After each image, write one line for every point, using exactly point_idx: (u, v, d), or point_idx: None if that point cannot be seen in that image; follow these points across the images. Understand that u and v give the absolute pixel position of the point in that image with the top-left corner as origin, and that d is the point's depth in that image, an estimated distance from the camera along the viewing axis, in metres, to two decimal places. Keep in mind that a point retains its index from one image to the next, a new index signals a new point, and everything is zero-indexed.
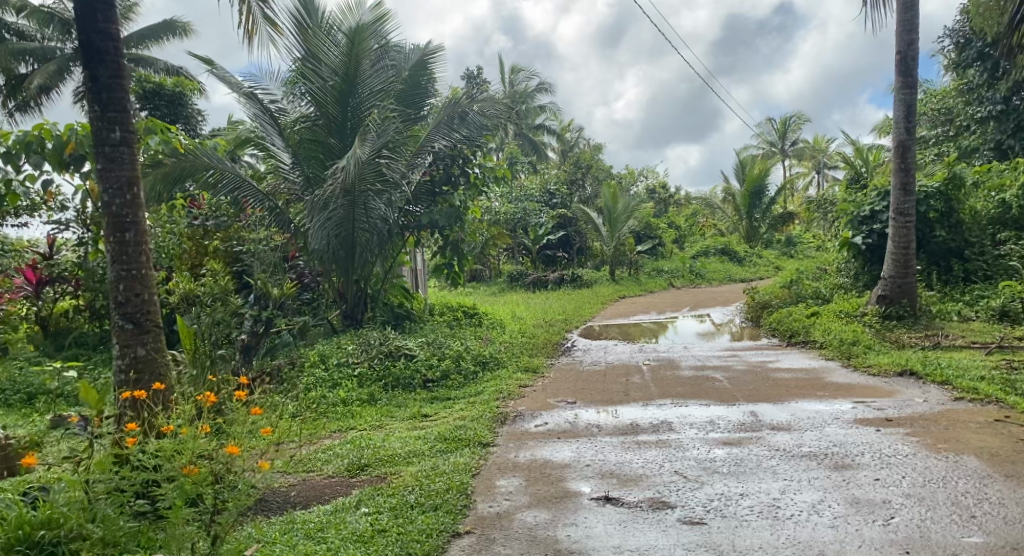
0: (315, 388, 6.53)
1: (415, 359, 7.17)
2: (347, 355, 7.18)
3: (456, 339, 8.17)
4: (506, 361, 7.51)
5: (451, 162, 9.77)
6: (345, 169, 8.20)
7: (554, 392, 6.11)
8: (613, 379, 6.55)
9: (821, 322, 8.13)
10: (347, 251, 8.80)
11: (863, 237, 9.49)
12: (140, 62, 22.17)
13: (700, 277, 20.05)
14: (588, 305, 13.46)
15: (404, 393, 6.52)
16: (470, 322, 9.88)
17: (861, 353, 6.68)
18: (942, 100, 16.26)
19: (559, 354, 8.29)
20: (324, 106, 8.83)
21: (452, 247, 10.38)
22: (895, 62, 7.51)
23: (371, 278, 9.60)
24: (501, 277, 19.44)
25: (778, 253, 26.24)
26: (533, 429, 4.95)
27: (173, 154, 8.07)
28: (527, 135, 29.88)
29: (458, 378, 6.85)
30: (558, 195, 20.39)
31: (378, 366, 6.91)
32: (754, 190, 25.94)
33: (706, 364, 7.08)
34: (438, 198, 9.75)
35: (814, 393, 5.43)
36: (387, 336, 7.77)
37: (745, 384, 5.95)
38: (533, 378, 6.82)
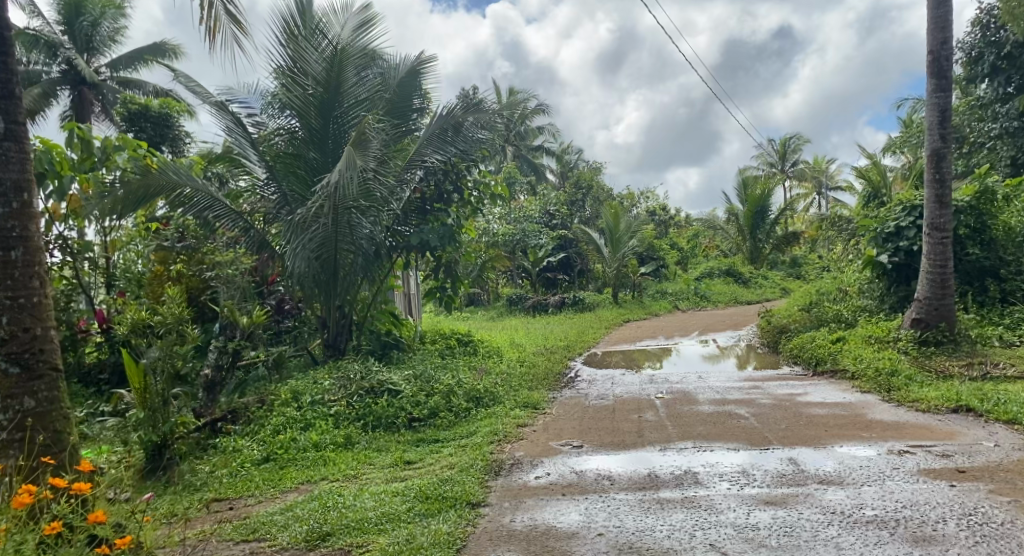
0: (286, 430, 5.78)
1: (400, 394, 6.41)
2: (324, 390, 6.42)
3: (448, 370, 7.41)
4: (502, 395, 6.74)
5: (443, 178, 9.10)
6: (329, 188, 7.51)
7: (555, 433, 5.36)
8: (622, 416, 5.79)
9: (849, 348, 7.39)
10: (329, 275, 8.05)
11: (889, 255, 8.80)
12: (129, 85, 21.77)
13: (705, 299, 19.32)
14: (591, 330, 12.69)
15: (386, 435, 5.76)
16: (464, 351, 9.12)
17: (904, 385, 5.92)
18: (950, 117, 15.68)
19: (561, 386, 7.52)
20: (306, 118, 8.16)
21: (445, 269, 9.66)
22: (927, 63, 6.88)
23: (357, 304, 8.85)
24: (500, 301, 18.74)
25: (784, 275, 25.55)
26: (532, 482, 4.18)
27: (141, 173, 7.43)
28: (525, 157, 29.41)
29: (448, 416, 6.10)
30: (558, 216, 19.75)
31: (357, 405, 6.16)
32: (758, 210, 25.33)
33: (725, 397, 6.31)
34: (429, 217, 9.05)
35: (859, 434, 4.65)
36: (370, 367, 7.02)
37: (775, 423, 5.17)
38: (533, 415, 6.05)
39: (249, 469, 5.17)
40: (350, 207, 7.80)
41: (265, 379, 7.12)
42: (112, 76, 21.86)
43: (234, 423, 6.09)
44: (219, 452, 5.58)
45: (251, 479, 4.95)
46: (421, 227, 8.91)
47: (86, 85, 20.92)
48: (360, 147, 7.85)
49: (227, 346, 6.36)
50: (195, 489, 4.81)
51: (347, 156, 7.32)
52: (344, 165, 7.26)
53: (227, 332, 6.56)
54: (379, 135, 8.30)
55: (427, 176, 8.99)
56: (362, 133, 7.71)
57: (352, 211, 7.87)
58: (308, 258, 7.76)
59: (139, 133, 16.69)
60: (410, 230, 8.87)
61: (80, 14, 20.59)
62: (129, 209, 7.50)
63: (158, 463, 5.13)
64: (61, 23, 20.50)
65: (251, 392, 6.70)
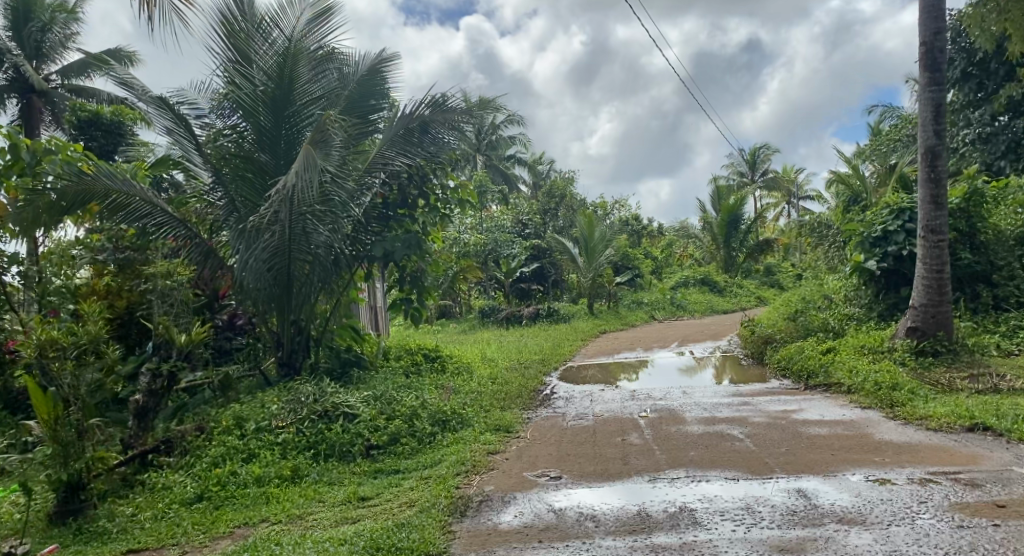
0: (224, 463, 5.07)
1: (357, 419, 5.79)
2: (272, 416, 5.76)
3: (411, 390, 6.77)
4: (471, 417, 6.13)
5: (407, 182, 8.42)
6: (284, 191, 6.84)
7: (529, 462, 4.76)
8: (603, 439, 5.22)
9: (842, 359, 6.94)
10: (283, 288, 7.38)
11: (877, 260, 8.43)
12: (81, 93, 20.78)
13: (682, 309, 18.95)
14: (567, 343, 12.13)
15: (339, 468, 5.13)
16: (431, 368, 8.47)
17: (908, 399, 5.44)
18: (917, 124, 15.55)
19: (536, 405, 6.94)
20: (254, 116, 7.48)
21: (410, 279, 8.98)
22: (920, 55, 6.52)
23: (314, 317, 8.16)
24: (472, 313, 18.14)
25: (758, 284, 25.36)
26: (505, 526, 3.57)
27: (76, 176, 6.67)
28: (496, 167, 28.88)
29: (410, 443, 5.49)
30: (530, 225, 19.11)
31: (308, 433, 5.52)
32: (731, 219, 25.12)
33: (714, 416, 5.77)
34: (392, 223, 8.39)
35: (870, 459, 4.14)
36: (325, 388, 6.37)
37: (775, 446, 4.63)
38: (505, 440, 5.46)
39: (178, 510, 4.47)
40: (306, 213, 7.14)
41: (207, 403, 6.41)
42: (63, 85, 20.86)
43: (168, 455, 5.37)
44: (147, 490, 4.85)
45: (179, 524, 4.25)
46: (383, 235, 8.24)
47: (35, 93, 19.87)
48: (318, 146, 7.21)
49: (160, 368, 5.66)
50: (111, 537, 4.09)
51: (302, 158, 6.67)
52: (299, 167, 6.60)
53: (161, 352, 5.86)
54: (339, 137, 7.66)
55: (391, 180, 8.33)
56: (319, 131, 7.07)
57: (309, 216, 7.21)
58: (258, 270, 7.07)
59: (89, 143, 14.79)
60: (372, 237, 8.22)
61: (29, 20, 19.53)
62: (56, 220, 6.70)
63: (69, 506, 4.42)
64: (7, 29, 19.43)
65: (190, 417, 6.00)
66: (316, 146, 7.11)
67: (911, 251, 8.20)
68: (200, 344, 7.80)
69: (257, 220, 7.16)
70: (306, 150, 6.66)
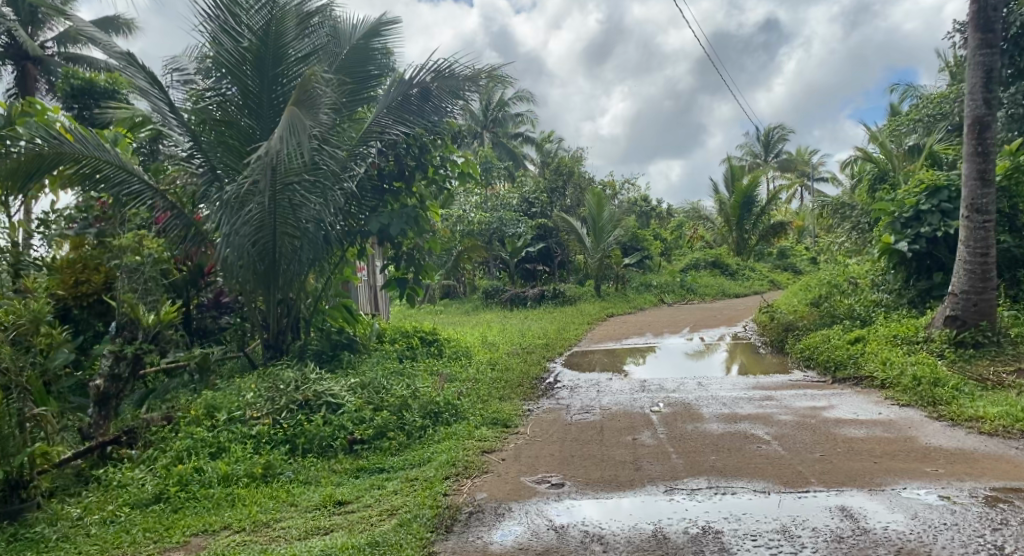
0: (188, 459, 4.57)
1: (341, 410, 5.28)
2: (248, 404, 5.24)
3: (402, 378, 6.23)
4: (466, 409, 5.59)
5: (405, 152, 7.62)
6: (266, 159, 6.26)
7: (528, 464, 4.23)
8: (611, 438, 4.67)
9: (871, 351, 6.38)
10: (267, 264, 6.81)
11: (908, 242, 7.79)
12: (77, 62, 20.22)
13: (692, 293, 18.37)
14: (573, 326, 11.61)
15: (319, 466, 4.64)
16: (428, 352, 7.94)
17: (954, 396, 4.86)
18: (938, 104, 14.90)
19: (538, 395, 6.41)
20: (239, 77, 6.86)
21: (408, 258, 8.14)
22: (972, 14, 5.87)
23: (302, 296, 7.60)
24: (476, 293, 17.65)
25: (770, 268, 24.72)
26: (495, 548, 3.03)
27: (46, 139, 6.07)
28: (504, 144, 28.20)
29: (397, 439, 4.98)
30: (537, 204, 18.37)
31: (285, 424, 5.02)
32: (744, 201, 24.40)
33: (733, 412, 5.21)
34: (387, 196, 7.67)
35: (922, 469, 3.57)
36: (308, 374, 5.85)
37: (807, 451, 4.08)
38: (502, 436, 4.93)
39: (130, 513, 3.97)
40: (290, 183, 6.56)
41: (180, 390, 5.90)
42: (60, 53, 20.27)
43: (130, 447, 4.87)
44: (100, 488, 4.35)
45: (129, 530, 3.75)
46: (379, 210, 7.56)
47: (31, 61, 19.34)
48: (306, 108, 6.64)
49: (123, 350, 5.14)
50: (49, 546, 3.60)
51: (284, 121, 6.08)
52: (281, 131, 6.01)
53: (124, 333, 5.35)
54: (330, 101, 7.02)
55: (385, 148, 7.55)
56: (303, 90, 6.46)
57: (294, 187, 6.63)
58: (241, 245, 6.49)
59: None
60: (367, 213, 7.51)
61: None
62: (20, 186, 6.04)
63: (6, 508, 3.92)
64: None
65: (159, 404, 5.50)
66: (299, 107, 6.46)
67: (946, 233, 7.56)
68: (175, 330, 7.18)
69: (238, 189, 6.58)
70: (289, 113, 6.07)
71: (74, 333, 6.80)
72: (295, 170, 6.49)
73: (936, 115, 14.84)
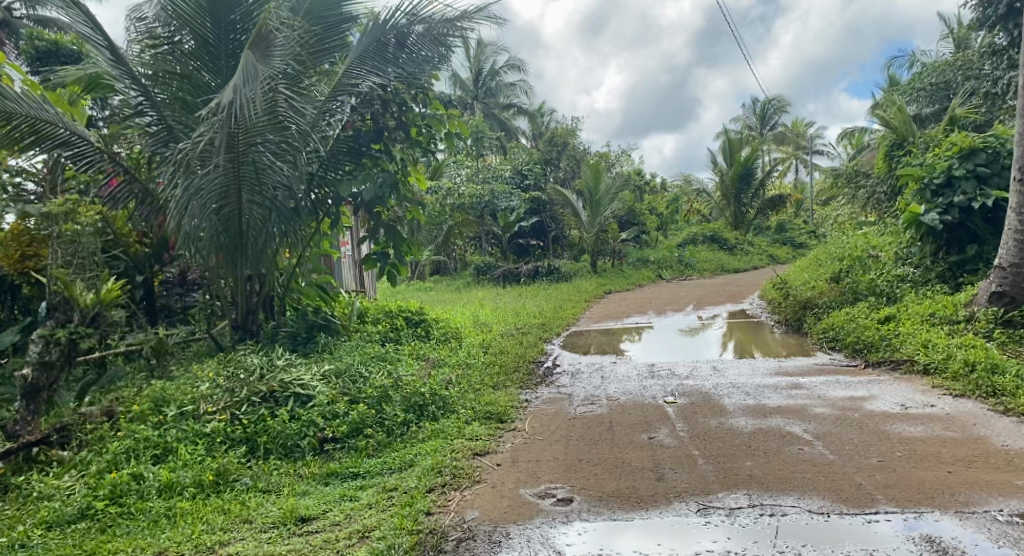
0: (126, 463, 3.84)
1: (311, 403, 4.59)
2: (201, 396, 4.51)
3: (383, 364, 5.52)
4: (456, 400, 4.90)
5: (383, 110, 6.62)
6: (219, 113, 5.47)
7: (529, 471, 3.56)
8: (623, 436, 4.02)
9: (905, 330, 5.74)
10: (233, 236, 6.08)
11: (938, 213, 7.07)
12: (46, 24, 19.05)
13: (691, 268, 17.71)
14: (571, 304, 10.94)
15: (284, 473, 3.96)
16: (414, 334, 7.25)
17: (1018, 387, 4.20)
18: (944, 71, 14.28)
19: (537, 383, 5.75)
20: (196, 24, 5.95)
21: (386, 230, 7.07)
22: None
23: (272, 274, 6.84)
24: (468, 269, 16.99)
25: (769, 242, 24.17)
26: None
27: None
28: (496, 115, 27.30)
29: (376, 437, 4.30)
30: (531, 175, 17.42)
31: (246, 421, 4.32)
32: (743, 173, 23.54)
33: (761, 404, 4.56)
34: (365, 159, 6.65)
35: (1013, 483, 2.92)
36: (275, 360, 5.14)
37: (861, 455, 3.41)
38: (497, 434, 4.27)
39: (46, 536, 3.25)
40: (252, 141, 5.79)
41: (131, 380, 5.18)
42: (28, 15, 19.12)
43: (62, 448, 4.14)
44: (18, 500, 3.63)
45: None
46: (354, 175, 6.58)
47: None
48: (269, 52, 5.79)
49: (55, 334, 4.39)
50: None
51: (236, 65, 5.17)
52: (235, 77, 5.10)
53: (58, 316, 4.59)
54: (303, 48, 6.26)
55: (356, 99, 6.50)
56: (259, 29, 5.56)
57: (257, 148, 5.85)
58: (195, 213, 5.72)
59: None
60: (339, 177, 6.54)
61: None
62: None
63: None
64: None
65: (102, 395, 4.77)
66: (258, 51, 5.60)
67: (982, 202, 6.87)
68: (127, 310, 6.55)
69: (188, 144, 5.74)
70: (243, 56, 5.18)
71: (21, 313, 6.06)
72: (256, 122, 5.71)
73: (944, 83, 14.13)
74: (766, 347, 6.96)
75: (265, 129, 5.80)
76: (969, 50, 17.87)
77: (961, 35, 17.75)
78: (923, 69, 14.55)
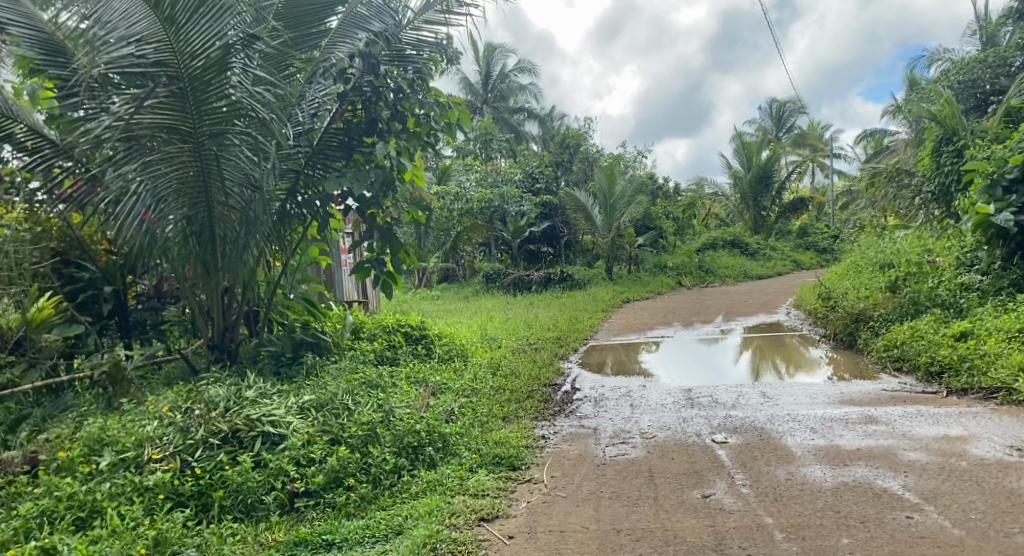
0: (36, 532, 3.00)
1: (282, 447, 3.75)
2: (147, 438, 3.69)
3: (373, 392, 4.68)
4: (459, 441, 4.06)
5: (374, 99, 5.68)
6: (161, 81, 4.68)
7: (552, 553, 2.76)
8: (668, 495, 3.19)
9: (991, 349, 4.83)
10: (202, 239, 5.32)
11: (1013, 211, 6.11)
12: None
13: (711, 274, 16.81)
14: (589, 315, 10.07)
15: (240, 544, 3.12)
16: (414, 353, 6.42)
17: None
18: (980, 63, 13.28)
19: (555, 413, 4.91)
20: None
21: (383, 235, 6.14)
22: None
23: (254, 286, 6.05)
24: (477, 277, 16.19)
25: (791, 246, 23.23)
26: None
27: None
28: (506, 119, 26.53)
29: (358, 492, 3.47)
30: (542, 178, 16.58)
31: (198, 472, 3.49)
32: (761, 177, 22.48)
33: (834, 445, 3.69)
34: (356, 155, 5.74)
35: None
36: (245, 391, 4.33)
37: (1001, 532, 2.54)
38: (509, 489, 3.44)
39: None
40: (214, 127, 4.98)
41: (78, 415, 4.40)
42: None
43: None
44: None
45: None
46: (343, 171, 5.68)
47: None
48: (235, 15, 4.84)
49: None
50: None
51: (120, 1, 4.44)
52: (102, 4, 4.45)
53: None
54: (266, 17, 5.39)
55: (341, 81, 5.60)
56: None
57: (224, 137, 5.03)
58: (139, 207, 4.92)
59: None
60: (328, 174, 5.68)
61: None
62: None
63: None
64: None
65: (37, 435, 3.98)
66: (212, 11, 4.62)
67: None
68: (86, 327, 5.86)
69: (104, 101, 4.98)
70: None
71: None
72: (211, 106, 4.88)
73: (970, 81, 13.14)
74: (808, 365, 6.12)
75: (223, 116, 4.96)
76: (1001, 44, 16.81)
77: (990, 30, 16.71)
78: (950, 65, 13.55)
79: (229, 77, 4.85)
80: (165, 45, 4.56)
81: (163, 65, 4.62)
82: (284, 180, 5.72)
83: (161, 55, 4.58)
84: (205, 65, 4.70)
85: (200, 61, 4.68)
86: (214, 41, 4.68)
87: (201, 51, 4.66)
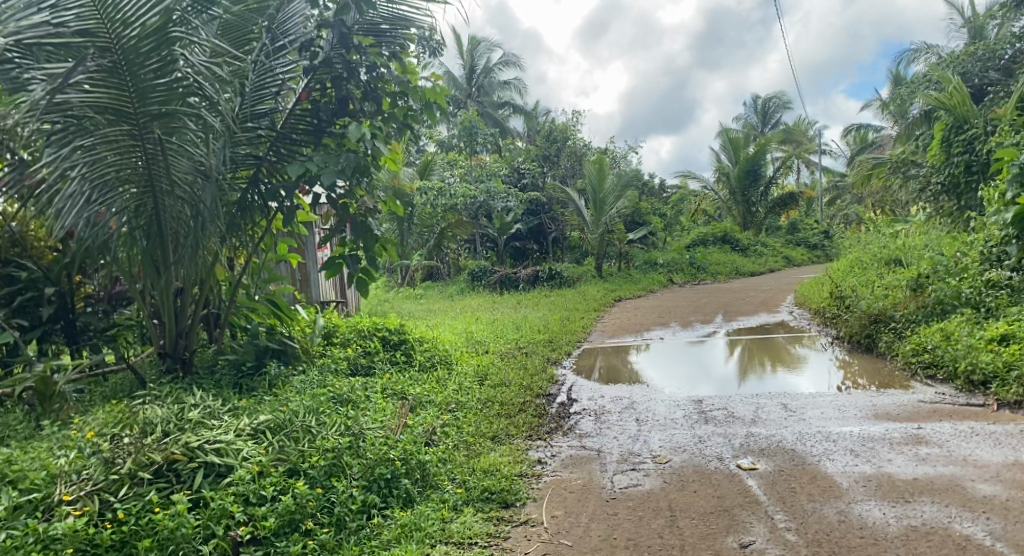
0: None
1: (225, 482, 3.10)
2: (61, 474, 2.99)
3: (341, 410, 4.05)
4: (441, 470, 3.46)
5: (346, 76, 4.97)
6: (92, 51, 3.99)
7: None
8: (699, 543, 2.62)
9: None
10: (149, 236, 4.63)
11: None
12: None
13: (702, 272, 16.29)
14: (580, 315, 9.47)
15: None
16: (393, 361, 5.82)
17: None
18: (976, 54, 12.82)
19: (551, 430, 4.31)
20: None
21: (356, 228, 5.49)
22: None
23: (211, 286, 5.35)
24: (462, 275, 15.55)
25: (781, 243, 22.84)
26: None
27: None
28: (490, 113, 25.86)
29: (319, 541, 2.86)
30: (528, 173, 15.97)
31: (119, 518, 2.82)
32: (750, 169, 21.78)
33: (885, 474, 3.12)
34: (326, 138, 5.09)
35: None
36: (188, 411, 3.68)
37: None
38: (503, 536, 2.87)
39: None
40: (158, 108, 4.29)
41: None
42: None
43: None
44: None
45: None
46: (310, 156, 5.02)
47: None
48: None
49: None
50: None
51: None
52: None
53: None
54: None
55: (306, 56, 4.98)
56: None
57: (170, 118, 4.36)
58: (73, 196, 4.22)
59: None
60: (292, 160, 5.02)
61: None
62: None
63: None
64: None
65: None
66: None
67: None
68: (24, 332, 5.03)
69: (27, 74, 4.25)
70: None
71: None
72: (152, 83, 4.21)
73: (961, 73, 12.70)
74: (796, 367, 5.77)
75: (168, 95, 4.29)
76: (988, 37, 16.41)
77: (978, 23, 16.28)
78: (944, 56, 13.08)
79: (173, 49, 4.20)
80: (88, 11, 3.90)
81: (90, 34, 3.96)
82: (244, 167, 5.05)
83: (85, 22, 3.92)
84: (141, 34, 4.05)
85: (135, 30, 4.02)
86: (150, 6, 4.02)
87: (135, 18, 4.00)
